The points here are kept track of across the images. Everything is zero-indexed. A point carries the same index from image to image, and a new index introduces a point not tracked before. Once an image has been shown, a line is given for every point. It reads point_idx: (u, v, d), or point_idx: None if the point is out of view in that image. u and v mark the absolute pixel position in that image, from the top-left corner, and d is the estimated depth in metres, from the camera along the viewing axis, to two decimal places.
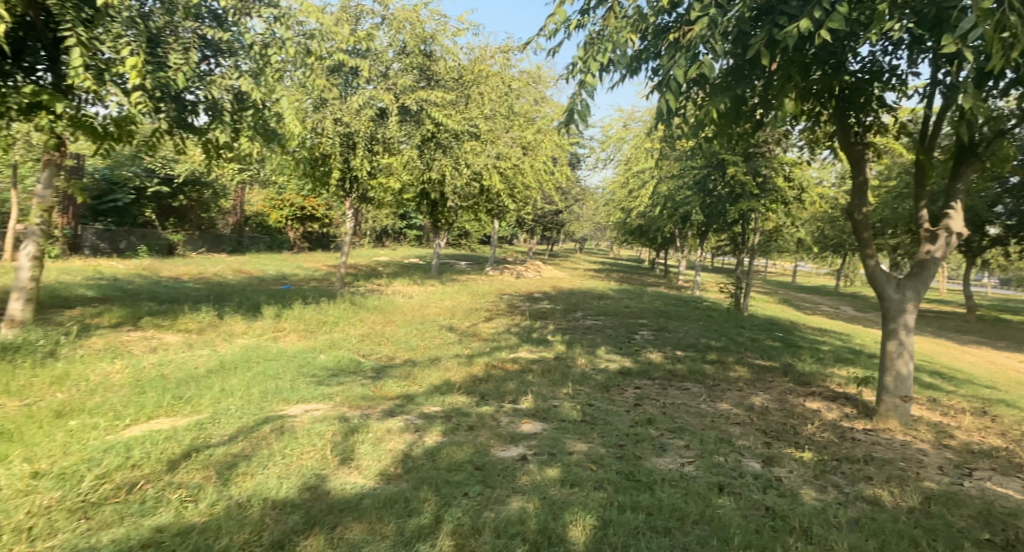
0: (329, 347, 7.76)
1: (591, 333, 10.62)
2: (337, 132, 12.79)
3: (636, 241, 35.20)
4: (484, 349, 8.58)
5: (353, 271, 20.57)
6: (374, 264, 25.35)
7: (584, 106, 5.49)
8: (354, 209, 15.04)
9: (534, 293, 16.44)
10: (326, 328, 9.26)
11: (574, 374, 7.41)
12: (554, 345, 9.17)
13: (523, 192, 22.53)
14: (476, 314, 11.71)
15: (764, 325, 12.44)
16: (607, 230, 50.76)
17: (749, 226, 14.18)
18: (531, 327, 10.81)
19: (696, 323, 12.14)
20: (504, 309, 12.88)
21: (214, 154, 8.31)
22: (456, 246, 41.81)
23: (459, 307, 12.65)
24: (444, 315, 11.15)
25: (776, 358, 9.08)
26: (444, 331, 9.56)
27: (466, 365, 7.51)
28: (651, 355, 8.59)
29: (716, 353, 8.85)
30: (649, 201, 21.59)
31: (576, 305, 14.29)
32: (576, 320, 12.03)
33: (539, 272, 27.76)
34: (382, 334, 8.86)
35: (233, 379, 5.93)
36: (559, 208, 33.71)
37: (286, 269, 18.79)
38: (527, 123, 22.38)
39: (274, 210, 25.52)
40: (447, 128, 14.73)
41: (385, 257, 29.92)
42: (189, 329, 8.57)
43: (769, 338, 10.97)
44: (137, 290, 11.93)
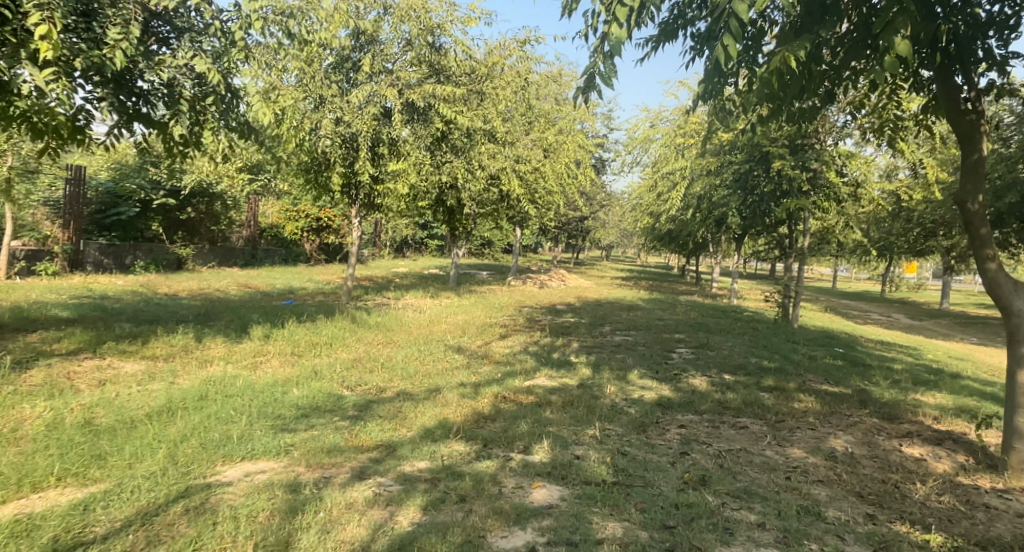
0: (311, 377, 6.53)
1: (622, 351, 9.27)
2: (338, 132, 11.81)
3: (664, 247, 33.60)
4: (497, 375, 7.29)
5: (367, 284, 19.48)
6: (391, 276, 24.29)
7: (608, 66, 4.24)
8: (361, 218, 13.98)
9: (557, 306, 15.12)
10: (316, 352, 8.07)
11: (602, 408, 6.08)
12: (578, 369, 7.85)
13: (546, 197, 21.25)
14: (492, 331, 10.45)
15: (820, 340, 10.93)
16: (633, 236, 49.20)
17: (797, 227, 12.68)
18: (552, 346, 9.48)
19: (741, 339, 10.68)
20: (523, 325, 11.58)
21: (179, 153, 7.22)
22: (479, 256, 40.80)
23: (473, 323, 11.42)
24: (455, 333, 9.89)
25: (843, 382, 7.64)
26: (451, 353, 8.28)
27: (471, 398, 6.22)
28: (694, 381, 7.22)
29: (771, 377, 7.44)
30: (681, 204, 20.14)
31: (603, 318, 12.92)
32: (603, 336, 10.67)
33: (564, 281, 26.41)
34: (378, 358, 7.62)
35: (172, 428, 4.70)
36: (584, 214, 32.37)
37: (295, 283, 17.76)
38: (548, 124, 21.14)
39: (288, 221, 24.61)
40: (460, 127, 13.56)
41: (404, 268, 28.85)
42: (156, 356, 7.44)
43: (829, 356, 9.48)
44: (121, 309, 10.88)
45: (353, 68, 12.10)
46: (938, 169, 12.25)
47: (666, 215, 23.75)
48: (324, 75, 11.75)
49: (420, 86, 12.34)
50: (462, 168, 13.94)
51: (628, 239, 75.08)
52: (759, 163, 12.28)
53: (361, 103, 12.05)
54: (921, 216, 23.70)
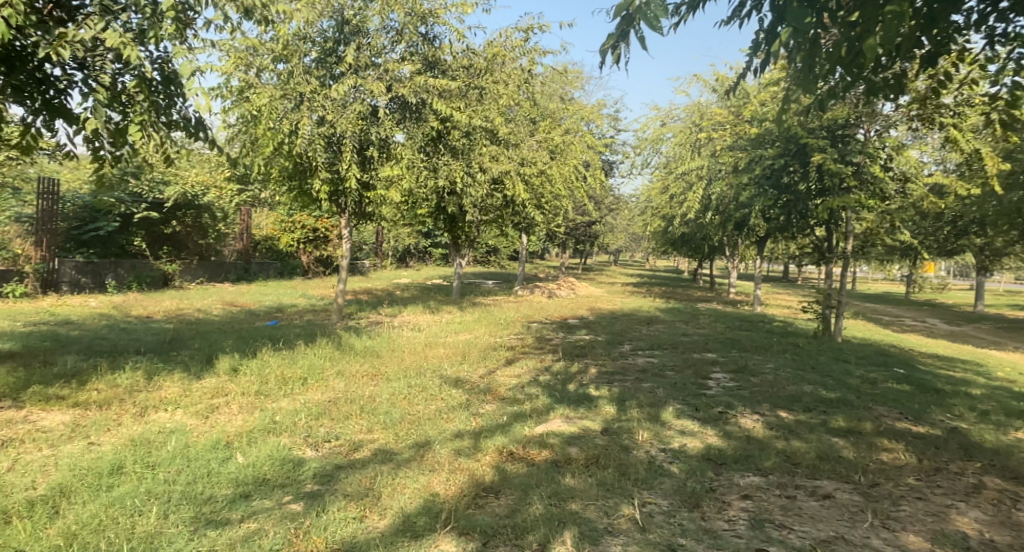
0: (269, 432, 5.18)
1: (650, 379, 7.93)
2: (319, 134, 10.51)
3: (677, 251, 32.19)
4: (503, 418, 5.94)
5: (364, 299, 18.18)
6: (391, 288, 23.02)
7: (653, 5, 3.26)
8: (351, 228, 12.68)
9: (569, 320, 13.78)
10: (288, 390, 6.74)
11: (638, 468, 4.74)
12: (600, 405, 6.52)
13: (552, 201, 19.93)
14: (497, 354, 9.12)
15: (875, 359, 9.55)
16: (643, 240, 47.80)
17: (840, 228, 11.35)
18: (567, 373, 8.13)
19: (784, 360, 9.30)
20: (533, 345, 10.25)
21: (110, 158, 5.97)
22: (484, 264, 39.62)
23: (476, 344, 10.12)
24: (455, 360, 8.55)
25: (924, 417, 6.28)
26: (448, 389, 6.93)
27: (469, 458, 4.89)
28: (745, 421, 5.88)
29: (838, 415, 6.09)
30: (699, 206, 18.76)
31: (623, 335, 11.54)
32: (625, 359, 9.31)
33: (574, 290, 25.04)
34: (359, 399, 6.27)
35: (48, 533, 3.38)
36: (593, 219, 31.03)
37: (286, 299, 16.48)
38: (555, 124, 19.83)
39: (284, 233, 23.34)
40: (459, 125, 12.21)
41: (405, 279, 27.56)
42: (90, 402, 6.12)
43: (893, 382, 8.09)
44: (78, 337, 9.61)
45: (338, 63, 10.85)
46: (996, 161, 10.92)
47: (681, 218, 22.37)
48: (304, 71, 10.53)
49: (412, 79, 10.99)
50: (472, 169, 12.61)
51: (637, 242, 73.78)
52: (795, 156, 10.94)
53: (346, 101, 10.76)
54: (953, 214, 22.28)
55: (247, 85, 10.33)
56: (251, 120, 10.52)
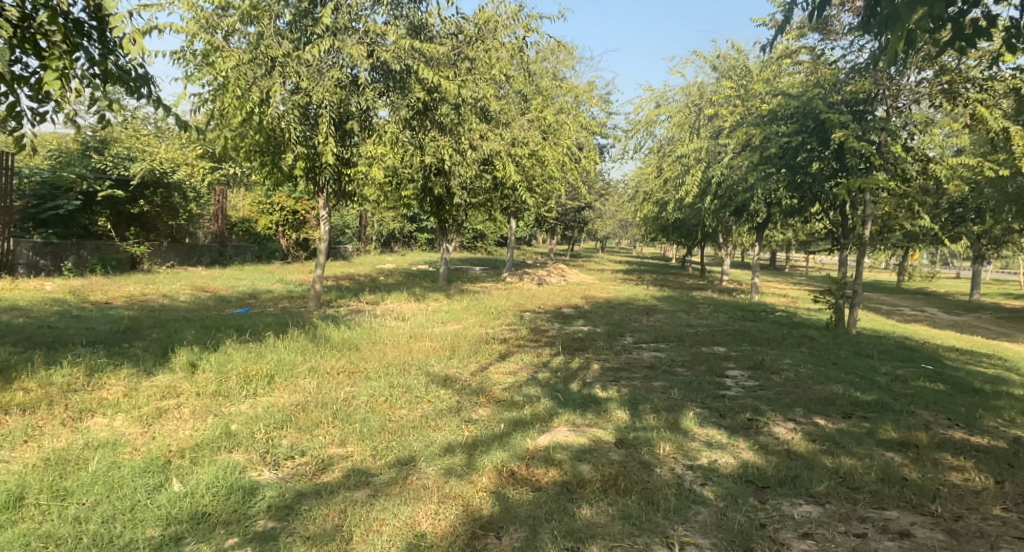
0: (222, 445, 4.29)
1: (661, 377, 7.15)
2: (294, 104, 9.53)
3: (668, 239, 31.53)
4: (499, 425, 5.12)
5: (346, 284, 17.25)
6: (375, 274, 22.07)
7: None
8: (329, 210, 11.65)
9: (563, 309, 13.00)
10: (252, 390, 5.82)
11: (666, 494, 3.94)
12: (610, 408, 5.73)
13: (544, 183, 19.05)
14: (490, 347, 8.30)
15: (898, 354, 8.87)
16: (631, 226, 47.20)
17: (854, 213, 10.93)
18: (568, 370, 7.32)
19: (802, 355, 8.58)
20: (528, 337, 9.43)
21: (30, 115, 5.02)
22: (471, 249, 38.77)
23: (467, 335, 9.27)
24: (443, 354, 7.69)
25: (976, 425, 5.57)
26: (436, 389, 6.07)
27: (463, 479, 4.05)
28: (780, 430, 5.12)
29: (883, 424, 5.36)
30: (697, 190, 17.96)
31: (623, 326, 10.74)
32: (629, 354, 8.52)
33: (565, 278, 24.29)
34: (332, 403, 5.39)
35: None
36: (583, 204, 30.24)
37: (263, 284, 15.50)
38: (547, 102, 18.89)
39: (262, 215, 22.26)
40: (447, 97, 11.11)
41: (389, 264, 26.61)
42: (12, 405, 5.16)
43: (926, 382, 7.42)
44: (21, 325, 8.61)
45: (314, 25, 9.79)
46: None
47: (676, 203, 21.65)
48: (276, 34, 9.49)
49: (395, 44, 9.93)
50: (467, 147, 11.65)
51: (625, 228, 73.26)
52: (813, 134, 10.28)
53: (323, 67, 9.73)
54: (953, 202, 21.80)
55: (213, 49, 9.25)
56: (219, 87, 9.53)
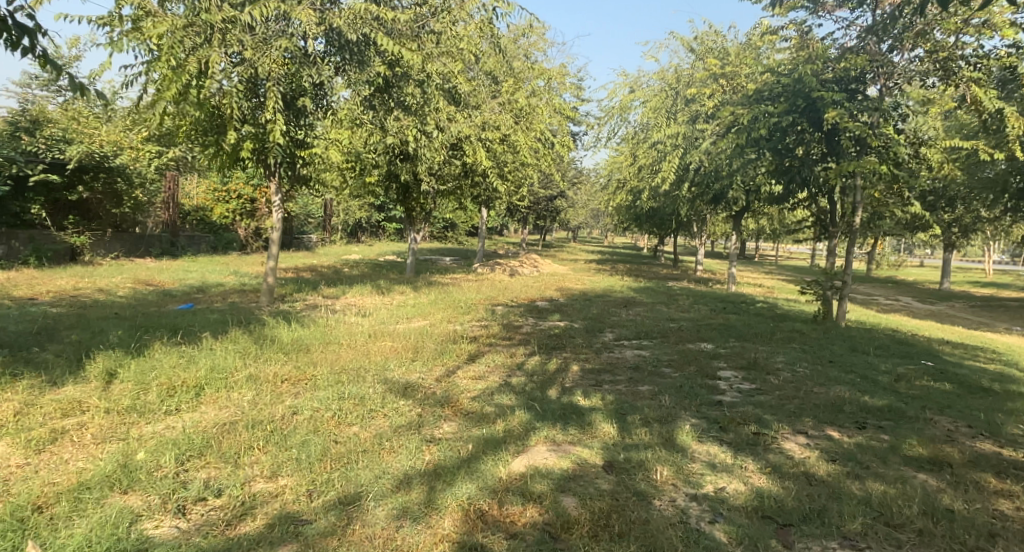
0: (115, 482, 3.44)
1: (647, 381, 6.46)
2: (235, 76, 8.55)
3: (641, 228, 31.04)
4: (466, 445, 4.34)
5: (306, 277, 16.24)
6: (339, 266, 21.04)
7: None
8: (282, 196, 10.64)
9: (538, 302, 12.27)
10: (174, 404, 4.91)
11: (670, 538, 3.22)
12: (595, 420, 4.98)
13: (516, 170, 18.25)
14: (458, 347, 7.50)
15: (895, 350, 8.33)
16: (603, 216, 46.68)
17: (845, 200, 10.55)
18: (545, 374, 6.56)
19: (795, 352, 7.99)
20: (501, 334, 8.67)
21: None
22: (441, 239, 37.82)
23: (433, 333, 8.45)
24: (405, 357, 6.86)
25: (1001, 434, 5.00)
26: (393, 400, 5.24)
27: (419, 525, 3.27)
28: (792, 447, 4.46)
29: (903, 437, 4.74)
30: (674, 177, 17.34)
31: (602, 322, 10.04)
32: (611, 354, 7.82)
33: (537, 268, 23.60)
34: (268, 420, 4.53)
35: None
36: (556, 193, 29.53)
37: (214, 276, 14.42)
38: (519, 85, 18.06)
39: (217, 203, 21.03)
40: (411, 71, 10.15)
41: (355, 255, 25.56)
42: None
43: (932, 381, 6.87)
44: None
45: None
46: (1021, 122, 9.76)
47: (651, 191, 21.08)
48: None
49: (351, 9, 8.99)
50: (435, 127, 10.76)
51: (597, 218, 72.89)
52: (804, 114, 9.76)
53: (269, 35, 8.72)
54: (928, 190, 21.63)
55: (144, 13, 8.22)
56: (153, 56, 8.51)
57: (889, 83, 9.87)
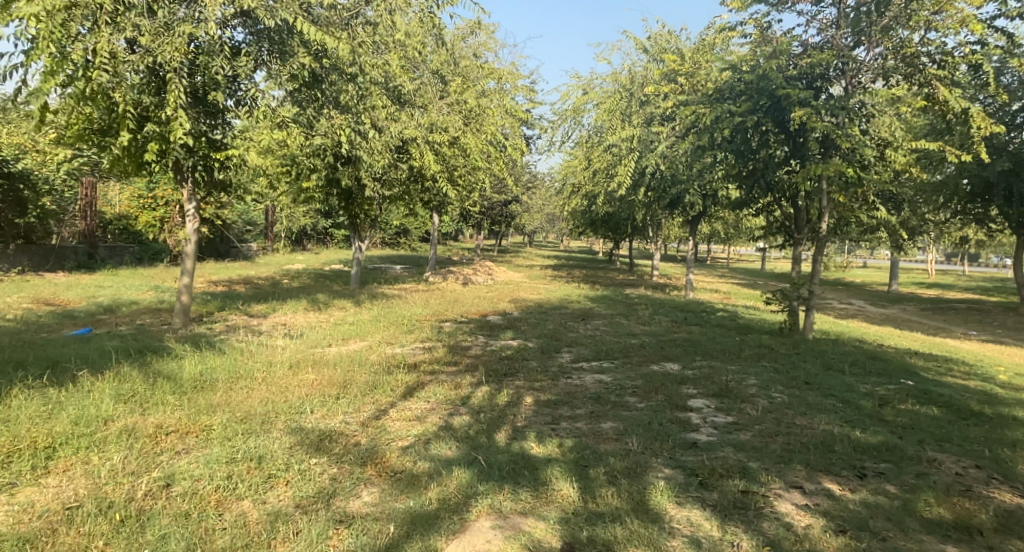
0: None
1: (610, 417, 5.63)
2: (131, 66, 7.39)
3: (597, 233, 30.51)
4: (386, 527, 3.40)
5: (237, 291, 14.96)
6: (278, 277, 19.67)
7: None
8: (198, 203, 9.45)
9: (489, 316, 11.39)
10: (8, 477, 3.81)
11: None
12: (551, 478, 4.11)
13: (466, 174, 17.33)
14: (394, 376, 6.53)
15: (870, 367, 7.75)
16: (560, 221, 46.17)
17: (811, 204, 9.99)
18: (494, 411, 5.66)
19: (768, 372, 7.30)
20: (446, 358, 7.73)
21: None
22: (393, 246, 36.58)
23: (368, 359, 7.45)
24: (328, 393, 5.85)
25: (1017, 477, 4.35)
26: (303, 458, 4.25)
27: None
28: (789, 512, 3.69)
29: (913, 490, 4.02)
30: (631, 180, 16.71)
31: (558, 339, 9.20)
32: (568, 380, 6.96)
33: (491, 276, 22.73)
34: (125, 502, 3.49)
35: None
36: (510, 198, 28.72)
37: (131, 292, 13.03)
38: (468, 84, 17.15)
39: (142, 211, 19.45)
40: (342, 64, 9.11)
41: (298, 265, 24.15)
42: None
43: (919, 405, 6.26)
44: None
45: None
46: (988, 122, 9.38)
47: (607, 195, 20.47)
48: None
49: None
50: (371, 128, 9.74)
51: (553, 223, 72.40)
52: (768, 113, 9.16)
53: (171, 20, 7.58)
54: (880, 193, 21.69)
55: None
56: (31, 44, 7.29)
57: (854, 81, 9.36)
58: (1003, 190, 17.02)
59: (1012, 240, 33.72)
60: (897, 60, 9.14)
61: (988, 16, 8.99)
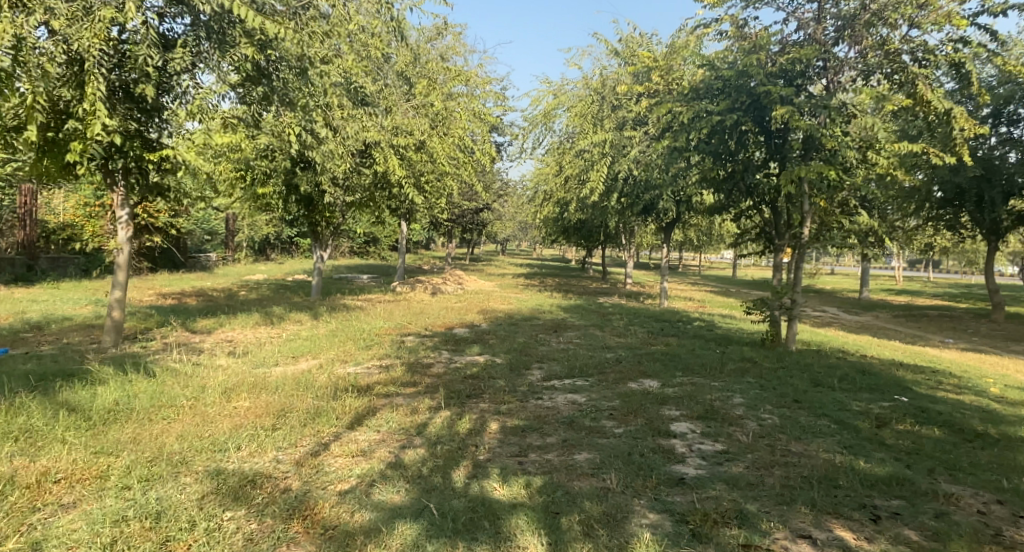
0: None
1: (585, 446, 4.99)
2: (45, 52, 6.59)
3: (569, 241, 29.99)
4: None
5: (187, 304, 14.04)
6: (235, 288, 18.69)
7: None
8: (131, 209, 8.62)
9: (456, 329, 10.71)
10: None
11: None
12: (517, 532, 3.47)
13: (433, 180, 16.65)
14: (341, 402, 5.80)
15: (860, 382, 7.25)
16: (533, 229, 45.71)
17: (792, 210, 9.53)
18: (453, 442, 4.99)
19: (755, 390, 6.74)
20: (404, 377, 7.04)
21: None
22: (361, 255, 35.67)
23: (315, 381, 6.68)
24: (262, 426, 5.09)
25: None
26: (216, 512, 3.55)
27: None
28: None
29: (936, 537, 3.47)
30: (603, 186, 16.19)
31: (528, 354, 8.53)
32: (537, 402, 6.30)
33: (461, 285, 22.05)
34: None
35: None
36: (481, 206, 28.05)
37: (68, 307, 12.07)
38: (435, 86, 16.50)
39: (90, 220, 18.00)
40: (291, 57, 8.40)
41: (259, 275, 23.13)
42: None
43: (919, 426, 5.75)
44: None
45: None
46: (972, 123, 9.02)
47: (579, 202, 19.98)
48: None
49: None
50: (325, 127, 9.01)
51: (525, 231, 71.98)
52: (747, 112, 8.66)
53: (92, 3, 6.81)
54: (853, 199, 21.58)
55: None
56: None
57: (835, 80, 8.94)
58: (974, 196, 16.94)
59: (978, 246, 34.13)
60: (878, 57, 8.77)
61: (971, 13, 8.66)
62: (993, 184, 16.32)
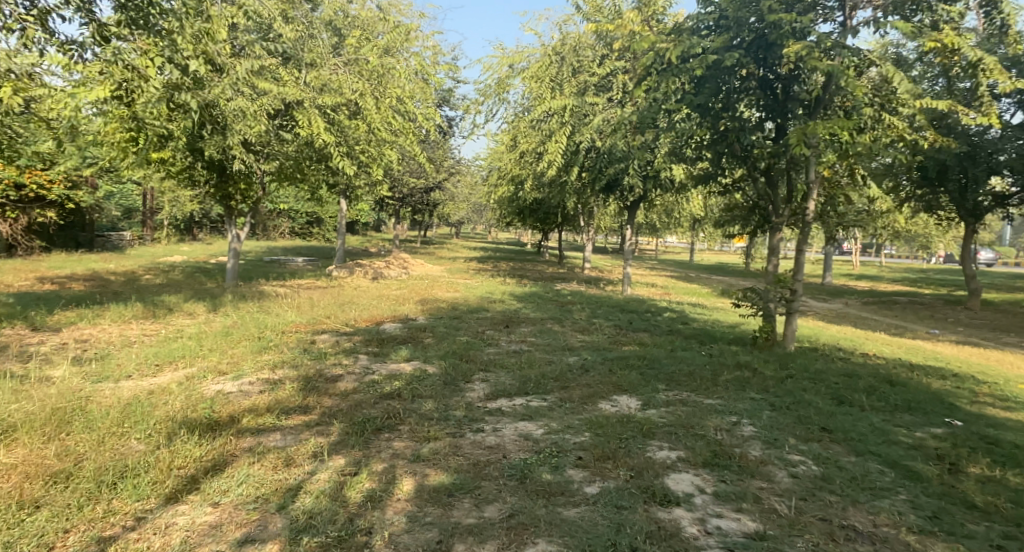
0: None
1: (543, 528, 3.19)
2: None
3: (524, 223, 28.08)
4: None
5: (65, 291, 11.68)
6: (140, 271, 16.17)
7: None
8: None
9: (384, 325, 8.76)
10: None
11: None
12: None
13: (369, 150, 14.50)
14: (172, 449, 3.84)
15: (894, 399, 5.63)
16: (487, 212, 43.68)
17: (794, 182, 7.85)
18: (330, 527, 3.13)
19: (770, 415, 5.02)
20: (292, 400, 5.07)
21: None
22: (302, 236, 33.06)
23: (157, 408, 4.66)
24: (11, 504, 3.14)
25: None
26: None
27: None
28: None
29: None
30: (561, 160, 14.36)
31: (469, 360, 6.63)
32: (475, 438, 4.43)
33: (406, 269, 19.97)
34: None
35: None
36: (430, 184, 25.90)
37: None
38: (371, 39, 14.28)
39: None
40: None
41: (176, 257, 20.57)
42: None
43: (1002, 471, 4.14)
44: None
45: None
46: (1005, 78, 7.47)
47: (535, 178, 18.14)
48: None
49: None
50: (197, 63, 6.74)
51: (480, 213, 69.87)
52: (748, 55, 6.90)
53: None
54: None
55: None
56: None
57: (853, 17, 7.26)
58: (958, 176, 15.77)
59: (938, 234, 33.78)
60: None
61: None
62: (977, 163, 15.15)
